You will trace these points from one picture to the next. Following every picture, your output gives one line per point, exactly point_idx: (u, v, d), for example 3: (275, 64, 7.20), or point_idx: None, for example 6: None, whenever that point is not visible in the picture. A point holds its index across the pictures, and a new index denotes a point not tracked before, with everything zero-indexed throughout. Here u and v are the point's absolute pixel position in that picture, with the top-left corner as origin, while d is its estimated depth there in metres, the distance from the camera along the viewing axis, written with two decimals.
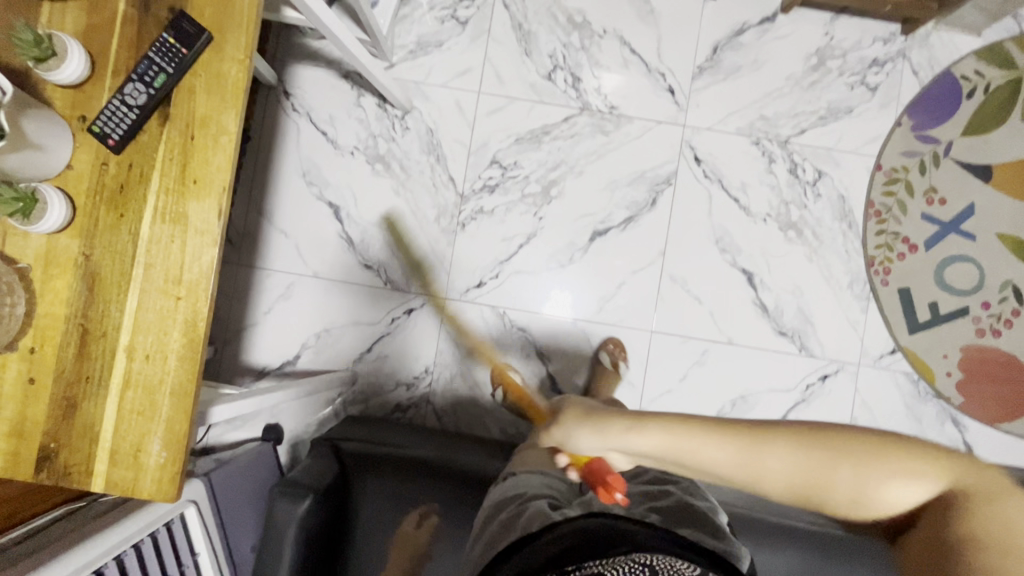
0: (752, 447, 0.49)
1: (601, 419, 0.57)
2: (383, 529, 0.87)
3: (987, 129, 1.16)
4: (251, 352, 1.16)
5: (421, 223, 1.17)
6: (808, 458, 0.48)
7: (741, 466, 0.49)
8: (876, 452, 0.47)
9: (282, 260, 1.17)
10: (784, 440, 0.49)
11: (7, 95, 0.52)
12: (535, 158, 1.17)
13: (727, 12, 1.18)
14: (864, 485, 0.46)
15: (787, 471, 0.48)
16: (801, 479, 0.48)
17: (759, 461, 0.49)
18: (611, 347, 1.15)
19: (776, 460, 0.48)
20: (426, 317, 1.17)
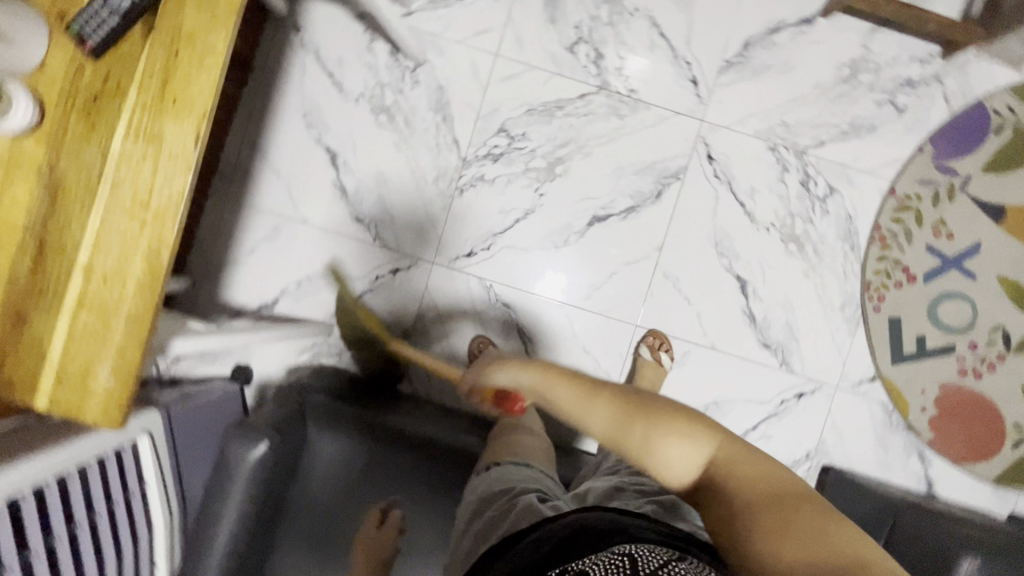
0: (585, 400, 0.61)
1: (522, 362, 0.70)
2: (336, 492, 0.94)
3: (1008, 168, 1.13)
4: (228, 290, 1.14)
5: (418, 183, 1.13)
6: (621, 414, 0.58)
7: (577, 408, 0.61)
8: (669, 417, 0.57)
9: (271, 201, 1.13)
10: (607, 400, 0.60)
11: None
12: (544, 132, 1.13)
13: (766, 7, 1.12)
14: (654, 441, 0.56)
15: (605, 421, 0.59)
16: (609, 429, 0.58)
17: (586, 409, 0.60)
18: (651, 340, 1.13)
19: (597, 416, 0.59)
20: (411, 279, 1.14)
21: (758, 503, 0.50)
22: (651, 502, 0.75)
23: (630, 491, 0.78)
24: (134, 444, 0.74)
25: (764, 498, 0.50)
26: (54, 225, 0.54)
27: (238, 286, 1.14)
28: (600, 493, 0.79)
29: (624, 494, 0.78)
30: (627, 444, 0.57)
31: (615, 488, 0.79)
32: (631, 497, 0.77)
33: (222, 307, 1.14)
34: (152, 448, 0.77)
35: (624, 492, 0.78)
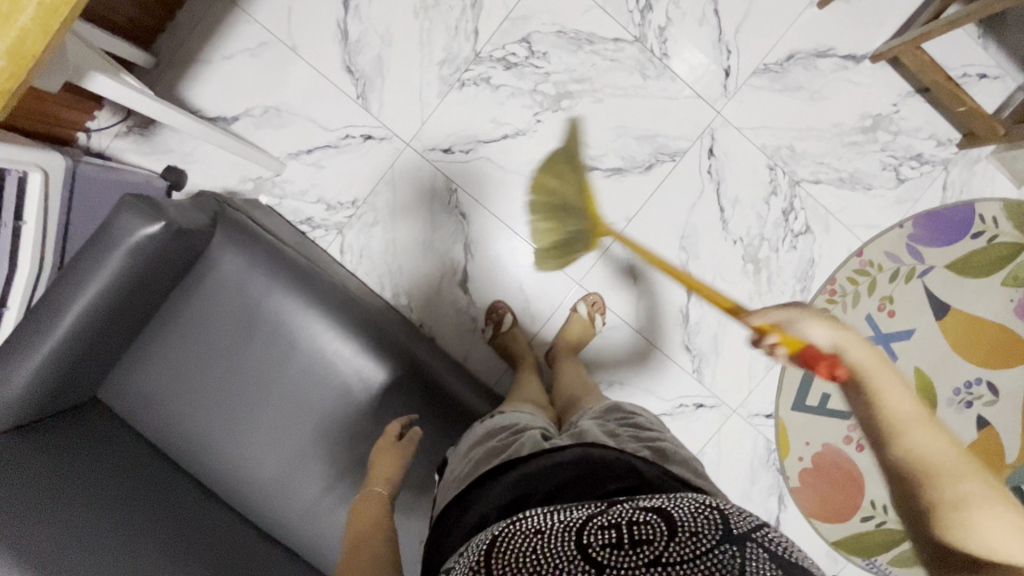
0: (920, 420, 0.54)
1: (843, 326, 0.59)
2: (212, 324, 0.85)
3: (968, 273, 1.17)
4: (190, 88, 1.06)
5: (422, 60, 1.07)
6: (955, 457, 0.53)
7: (904, 413, 0.54)
8: (987, 493, 0.51)
9: (268, 14, 1.05)
10: (939, 433, 0.54)
11: None
12: (566, 60, 1.09)
13: (822, 28, 1.10)
14: (970, 503, 0.51)
15: (930, 451, 0.53)
16: (931, 459, 0.53)
17: (909, 427, 0.54)
18: (590, 302, 1.12)
19: (923, 442, 0.53)
20: (379, 152, 1.09)
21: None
22: (647, 447, 0.67)
23: (624, 433, 0.70)
24: (24, 175, 0.70)
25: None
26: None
27: (203, 88, 1.06)
28: (594, 430, 0.69)
29: (618, 436, 0.69)
30: (944, 487, 0.52)
31: (608, 430, 0.70)
32: (626, 440, 0.67)
33: (178, 102, 1.07)
34: (44, 186, 0.72)
35: (616, 434, 0.69)
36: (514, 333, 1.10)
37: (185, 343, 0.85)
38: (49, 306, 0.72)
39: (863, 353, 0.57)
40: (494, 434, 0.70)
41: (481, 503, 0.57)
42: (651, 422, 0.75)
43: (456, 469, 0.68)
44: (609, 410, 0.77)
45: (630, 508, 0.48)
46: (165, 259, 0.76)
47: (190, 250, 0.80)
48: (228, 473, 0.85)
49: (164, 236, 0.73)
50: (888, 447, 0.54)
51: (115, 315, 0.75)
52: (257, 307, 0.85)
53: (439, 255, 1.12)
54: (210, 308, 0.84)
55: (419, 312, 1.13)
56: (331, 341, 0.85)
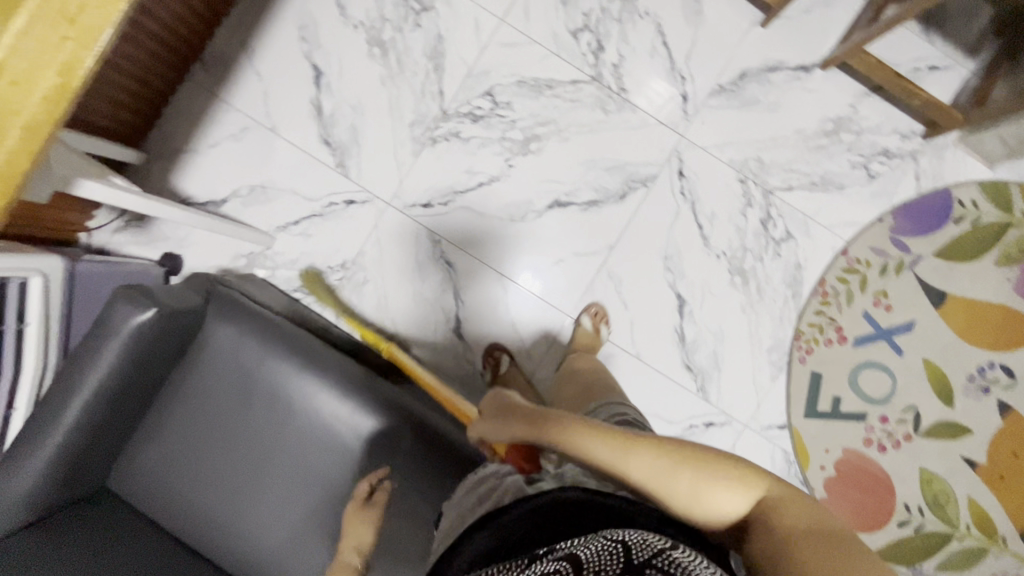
0: (619, 450, 0.59)
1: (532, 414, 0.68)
2: (208, 402, 0.86)
3: (958, 258, 1.16)
4: (180, 177, 1.13)
5: (394, 123, 1.13)
6: (663, 463, 0.57)
7: (611, 455, 0.59)
8: (705, 469, 0.57)
9: (246, 101, 1.12)
10: (644, 449, 0.59)
11: None
12: (529, 106, 1.14)
13: (769, 44, 1.15)
14: (700, 493, 0.56)
15: (649, 473, 0.58)
16: (651, 480, 0.57)
17: (627, 462, 0.58)
18: (592, 313, 1.13)
19: (638, 467, 0.58)
20: (361, 214, 1.14)
21: (808, 538, 0.50)
22: None
23: None
24: (24, 282, 0.74)
25: (813, 531, 0.51)
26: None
27: (192, 176, 1.12)
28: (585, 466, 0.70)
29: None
30: (676, 496, 0.56)
31: None
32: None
33: (170, 192, 1.13)
34: (43, 291, 0.76)
35: None
36: (512, 372, 1.10)
37: (184, 423, 0.86)
38: (49, 412, 0.74)
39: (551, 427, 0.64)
40: (487, 482, 0.70)
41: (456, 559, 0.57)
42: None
43: (450, 519, 0.69)
44: None
45: (543, 562, 0.47)
46: (158, 345, 0.78)
47: (183, 332, 0.82)
48: (235, 548, 0.85)
49: (157, 323, 0.76)
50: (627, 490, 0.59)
51: (112, 410, 0.78)
52: (253, 379, 0.86)
53: (431, 306, 1.15)
54: (206, 387, 0.86)
55: (417, 365, 1.15)
56: (329, 404, 0.87)
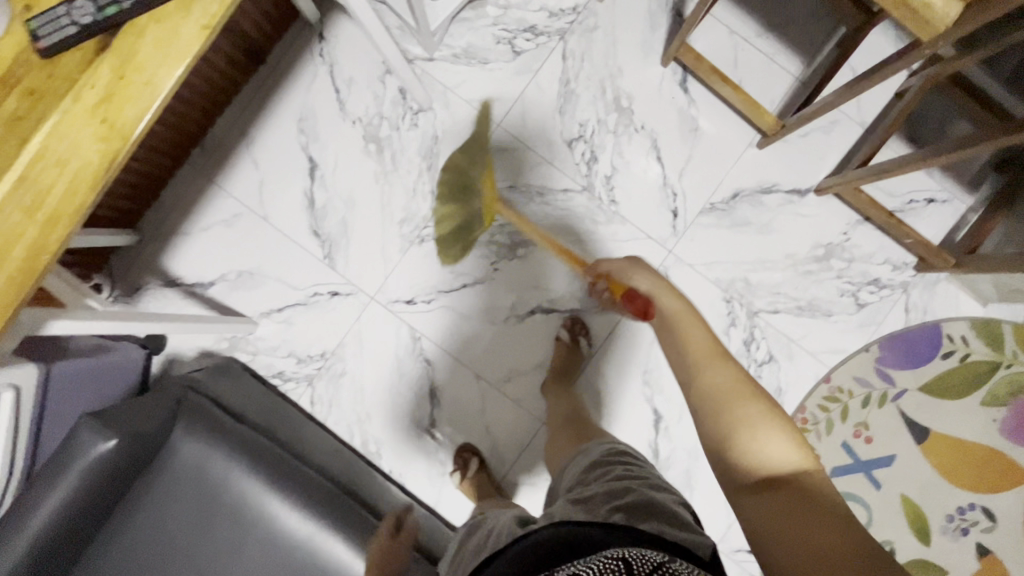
0: (718, 357, 0.64)
1: (664, 282, 0.77)
2: (165, 520, 0.87)
3: (944, 395, 1.14)
4: (171, 258, 1.14)
5: (384, 219, 1.15)
6: (740, 385, 0.61)
7: (700, 355, 0.64)
8: (767, 415, 0.58)
9: (240, 188, 1.14)
10: (733, 371, 0.62)
11: None
12: (519, 212, 1.15)
13: (764, 167, 1.14)
14: (752, 425, 0.57)
15: (722, 381, 0.61)
16: (722, 390, 0.60)
17: (706, 365, 0.63)
18: (570, 325, 1.14)
19: (716, 374, 0.62)
20: (345, 307, 1.15)
21: (821, 517, 0.49)
22: (618, 509, 0.65)
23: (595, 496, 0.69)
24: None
25: (837, 518, 0.48)
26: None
27: (182, 258, 1.14)
28: (572, 501, 0.70)
29: (592, 501, 0.68)
30: (734, 412, 0.58)
31: (581, 496, 0.70)
32: (598, 506, 0.66)
33: (160, 272, 1.14)
34: (15, 404, 0.75)
35: (587, 500, 0.69)
36: (480, 479, 1.09)
37: (141, 539, 0.86)
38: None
39: (676, 303, 0.73)
40: (478, 529, 0.79)
41: None
42: (631, 472, 0.73)
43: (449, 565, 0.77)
44: (589, 471, 0.78)
45: None
46: (120, 467, 0.80)
47: (146, 452, 0.83)
48: None
49: (119, 447, 0.77)
50: (688, 387, 0.63)
51: (67, 534, 0.78)
52: (215, 495, 0.87)
53: (408, 403, 1.15)
54: (164, 503, 0.87)
55: (389, 460, 1.15)
56: (290, 522, 0.87)
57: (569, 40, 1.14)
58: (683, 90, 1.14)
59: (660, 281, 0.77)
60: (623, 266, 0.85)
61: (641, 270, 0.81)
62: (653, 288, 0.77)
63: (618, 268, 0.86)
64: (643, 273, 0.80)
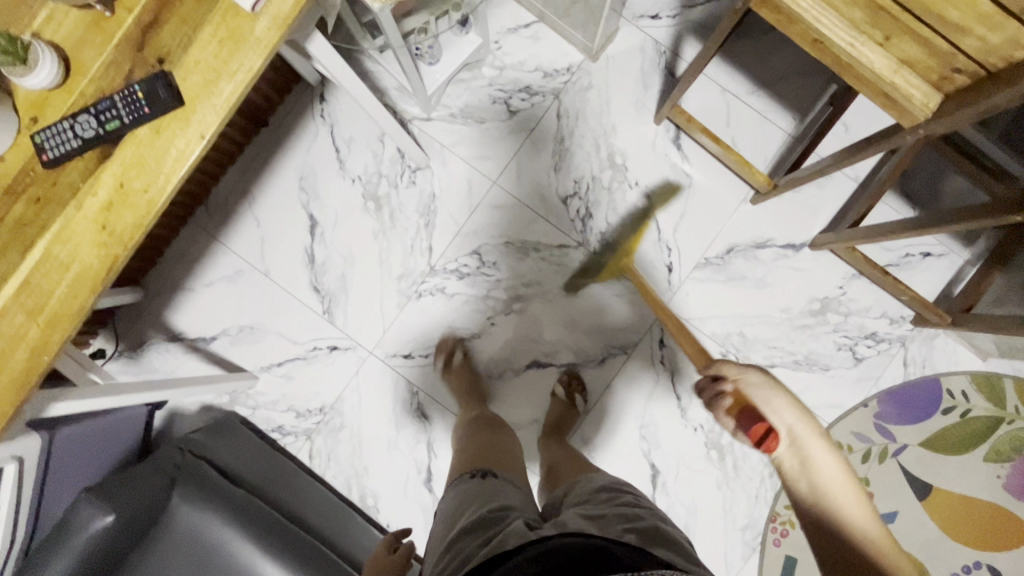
0: (856, 498, 0.58)
1: (813, 422, 0.63)
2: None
3: (946, 451, 1.13)
4: (175, 313, 1.17)
5: (383, 276, 1.17)
6: (887, 542, 0.55)
7: (841, 493, 0.58)
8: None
9: (242, 245, 1.17)
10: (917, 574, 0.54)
11: (44, 66, 0.54)
12: (515, 267, 1.16)
13: (758, 221, 1.15)
14: None
15: (862, 530, 0.56)
16: (872, 545, 0.55)
17: (850, 509, 0.57)
18: (566, 380, 1.13)
19: (861, 525, 0.56)
20: (344, 361, 1.17)
21: None
22: (632, 531, 0.66)
23: (609, 515, 0.70)
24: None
25: None
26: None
27: (185, 312, 1.17)
28: (582, 514, 0.70)
29: (605, 518, 0.69)
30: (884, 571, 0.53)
31: (592, 513, 0.70)
32: (613, 524, 0.67)
33: (164, 327, 1.17)
34: (17, 475, 0.74)
35: (601, 516, 0.69)
36: None
37: None
38: None
39: (828, 456, 0.61)
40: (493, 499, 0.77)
41: None
42: (635, 500, 0.74)
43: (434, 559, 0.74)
44: (597, 491, 0.78)
45: None
46: (115, 544, 0.84)
47: (143, 522, 0.86)
48: None
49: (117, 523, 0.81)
50: (830, 527, 0.57)
51: None
52: (212, 560, 0.89)
53: (406, 456, 1.16)
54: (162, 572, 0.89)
55: (386, 514, 1.15)
56: None
57: (564, 98, 1.16)
58: (677, 147, 1.16)
59: (808, 422, 0.63)
60: (741, 378, 0.67)
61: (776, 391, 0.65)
62: (791, 424, 0.63)
63: (752, 382, 0.67)
64: (775, 397, 0.65)
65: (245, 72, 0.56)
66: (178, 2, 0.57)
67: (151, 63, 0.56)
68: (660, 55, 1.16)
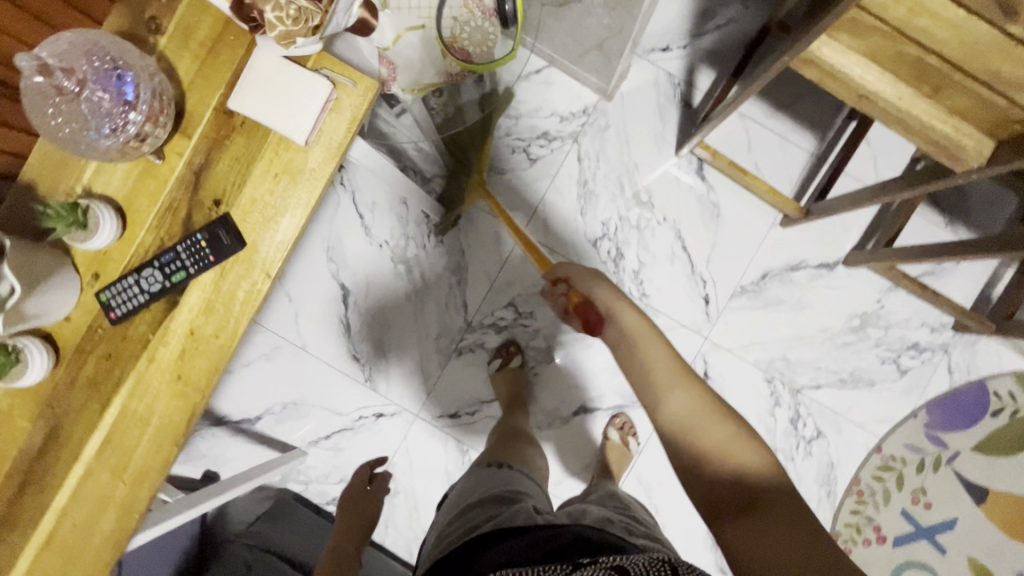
0: (679, 375, 0.58)
1: (624, 295, 0.67)
2: None
3: (999, 453, 1.13)
4: (217, 397, 1.16)
5: (420, 337, 1.16)
6: (705, 403, 0.56)
7: (662, 375, 0.59)
8: (708, 422, 0.55)
9: (276, 321, 1.16)
10: (699, 386, 0.57)
11: (104, 227, 0.54)
12: (551, 315, 1.16)
13: (791, 245, 1.15)
14: (728, 446, 0.53)
15: (684, 407, 0.56)
16: (688, 415, 0.56)
17: (669, 391, 0.57)
18: (621, 424, 1.13)
19: (676, 401, 0.57)
20: (392, 427, 1.16)
21: (785, 531, 0.46)
22: (638, 537, 0.70)
23: (620, 525, 0.73)
24: None
25: (788, 524, 0.47)
26: (21, 440, 0.55)
27: (226, 397, 1.16)
28: (593, 519, 0.73)
29: (615, 526, 0.72)
30: (706, 437, 0.54)
31: (606, 519, 0.74)
32: (620, 529, 0.70)
33: (207, 412, 1.16)
34: None
35: (613, 523, 0.73)
36: None
37: None
38: None
39: (636, 317, 0.65)
40: (503, 481, 0.80)
41: (480, 558, 0.59)
42: (645, 525, 0.78)
43: (439, 527, 0.77)
44: (618, 506, 0.83)
45: (589, 568, 0.48)
46: None
47: None
48: None
49: None
50: (657, 411, 0.57)
51: None
52: None
53: None
54: None
55: None
56: None
57: (582, 140, 1.16)
58: (701, 178, 1.15)
59: (622, 299, 0.67)
60: (581, 276, 0.72)
61: (596, 280, 0.70)
62: (608, 300, 0.67)
63: (579, 275, 0.72)
64: (597, 283, 0.69)
65: (303, 204, 0.56)
66: (228, 139, 0.56)
67: (208, 205, 0.56)
68: (675, 87, 1.15)
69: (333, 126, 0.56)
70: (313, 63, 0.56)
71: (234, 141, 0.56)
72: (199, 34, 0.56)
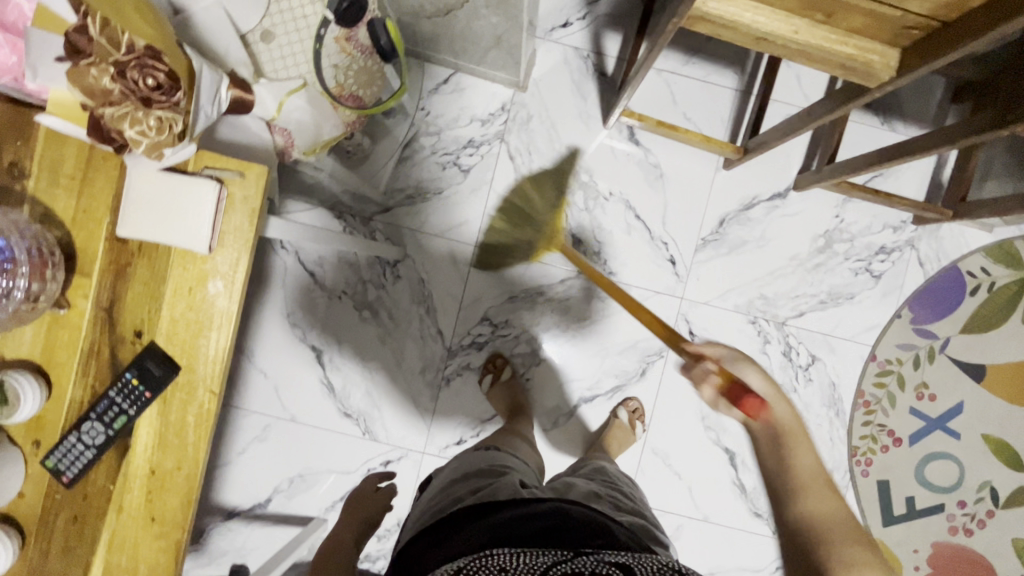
0: (817, 483, 0.60)
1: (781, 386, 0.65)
2: None
3: (986, 330, 1.15)
4: (221, 491, 1.14)
5: (405, 375, 1.14)
6: (851, 526, 0.57)
7: (801, 477, 0.60)
8: (847, 554, 0.55)
9: (259, 401, 1.14)
10: (835, 502, 0.59)
11: (26, 393, 0.54)
12: (527, 318, 1.14)
13: (740, 185, 1.14)
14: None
15: (816, 514, 0.58)
16: (818, 527, 0.57)
17: (807, 492, 0.60)
18: (630, 406, 1.14)
19: (812, 505, 0.59)
20: (403, 469, 1.15)
21: None
22: (622, 515, 0.70)
23: (605, 499, 0.74)
24: None
25: None
26: None
27: (231, 487, 1.13)
28: (579, 494, 0.73)
29: (600, 501, 0.73)
30: (834, 553, 0.55)
31: (591, 493, 0.74)
32: (606, 507, 0.71)
33: (215, 509, 1.14)
34: None
35: (599, 497, 0.74)
36: None
37: None
38: None
39: (787, 412, 0.63)
40: (491, 459, 0.79)
41: (464, 528, 0.58)
42: (631, 500, 0.79)
43: (423, 503, 0.76)
44: (603, 477, 0.84)
45: (595, 562, 0.48)
46: None
47: None
48: None
49: None
50: (786, 507, 0.60)
51: None
52: None
53: None
54: None
55: None
56: None
57: (509, 138, 1.13)
58: (636, 143, 1.13)
59: (775, 388, 0.65)
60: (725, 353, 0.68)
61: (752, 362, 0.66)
62: (763, 389, 0.65)
63: (724, 354, 0.68)
64: (746, 367, 0.66)
65: (226, 318, 0.57)
66: (130, 268, 0.57)
67: (130, 338, 0.57)
68: (585, 60, 1.12)
69: (233, 222, 0.56)
70: (194, 164, 0.55)
71: (136, 267, 0.57)
72: (66, 167, 0.55)
